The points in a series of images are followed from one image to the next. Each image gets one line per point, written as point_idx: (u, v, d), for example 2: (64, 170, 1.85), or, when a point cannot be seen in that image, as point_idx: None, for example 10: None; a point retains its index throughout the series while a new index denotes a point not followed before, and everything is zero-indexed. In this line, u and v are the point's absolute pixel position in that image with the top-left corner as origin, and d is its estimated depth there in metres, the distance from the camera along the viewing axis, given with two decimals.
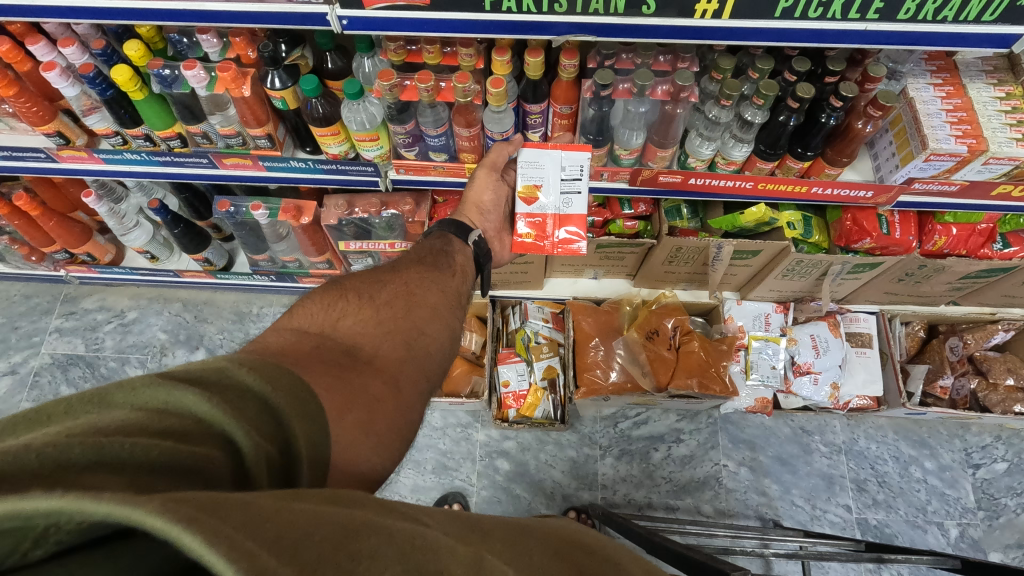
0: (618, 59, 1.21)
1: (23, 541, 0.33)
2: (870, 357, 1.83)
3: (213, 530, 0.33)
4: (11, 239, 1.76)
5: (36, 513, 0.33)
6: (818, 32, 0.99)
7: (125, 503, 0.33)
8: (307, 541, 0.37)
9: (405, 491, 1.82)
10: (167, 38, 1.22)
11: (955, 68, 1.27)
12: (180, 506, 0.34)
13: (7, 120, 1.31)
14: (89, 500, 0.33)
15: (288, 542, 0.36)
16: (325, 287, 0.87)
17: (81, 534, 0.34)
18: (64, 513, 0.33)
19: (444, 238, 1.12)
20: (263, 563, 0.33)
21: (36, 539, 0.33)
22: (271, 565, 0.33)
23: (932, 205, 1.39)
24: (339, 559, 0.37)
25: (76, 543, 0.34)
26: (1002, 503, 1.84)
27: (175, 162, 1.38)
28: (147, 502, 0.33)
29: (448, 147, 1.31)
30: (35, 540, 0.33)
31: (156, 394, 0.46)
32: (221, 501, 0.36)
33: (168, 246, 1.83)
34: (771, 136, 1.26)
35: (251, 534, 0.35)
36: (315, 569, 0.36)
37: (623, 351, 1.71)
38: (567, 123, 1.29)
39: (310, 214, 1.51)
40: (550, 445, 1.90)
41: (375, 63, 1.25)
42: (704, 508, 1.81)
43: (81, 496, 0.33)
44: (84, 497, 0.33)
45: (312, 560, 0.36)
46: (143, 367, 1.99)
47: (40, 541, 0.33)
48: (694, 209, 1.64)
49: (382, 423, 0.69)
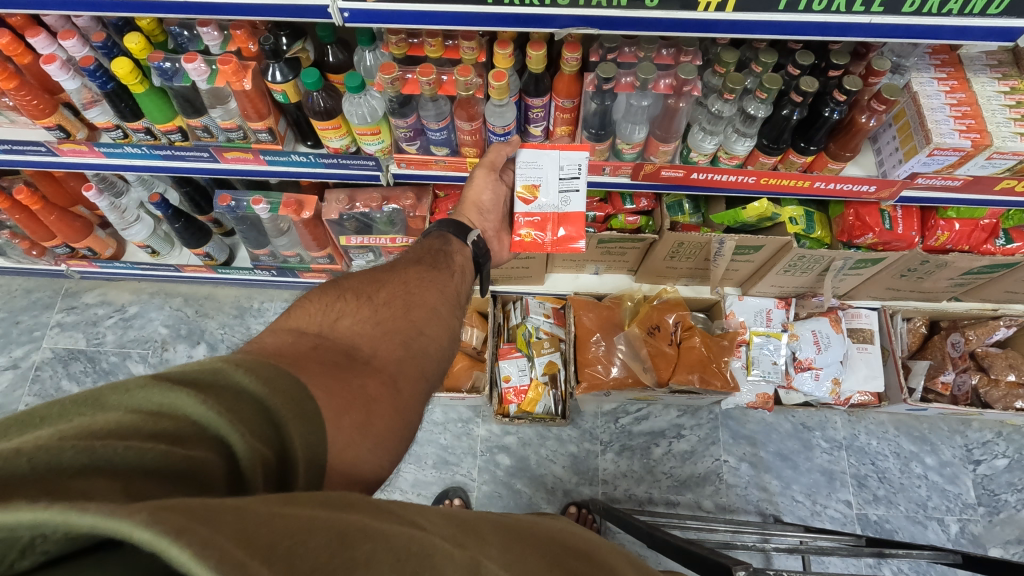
0: (621, 53, 1.19)
1: (9, 551, 0.33)
2: (871, 353, 1.83)
3: (202, 541, 0.31)
4: (11, 233, 1.75)
5: (19, 525, 0.32)
6: (823, 25, 0.98)
7: (110, 514, 0.31)
8: (301, 548, 0.36)
9: (405, 486, 1.82)
10: (167, 31, 1.21)
11: (959, 62, 1.27)
12: (168, 515, 0.32)
13: (6, 113, 1.31)
14: (75, 512, 0.32)
15: (282, 551, 0.35)
16: (323, 286, 0.86)
17: (67, 544, 0.34)
18: (47, 525, 0.32)
19: (443, 238, 1.11)
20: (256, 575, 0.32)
21: (23, 549, 0.33)
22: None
23: (935, 201, 1.39)
24: (333, 566, 0.36)
25: (64, 553, 0.34)
26: (1002, 499, 1.84)
27: (176, 156, 1.38)
28: (134, 513, 0.31)
29: (450, 142, 1.30)
30: (22, 549, 0.33)
31: (151, 396, 0.45)
32: (210, 509, 0.35)
33: (169, 241, 1.83)
34: (774, 130, 1.25)
35: (243, 543, 0.34)
36: None
37: (624, 347, 1.70)
38: (569, 117, 1.28)
39: (310, 208, 1.51)
40: (551, 440, 1.90)
41: (377, 57, 1.23)
42: (703, 503, 1.81)
43: (66, 507, 0.32)
44: (70, 509, 0.32)
45: (305, 569, 0.35)
46: (144, 361, 1.99)
47: (26, 551, 0.33)
48: (696, 204, 1.62)
49: (380, 424, 0.69)
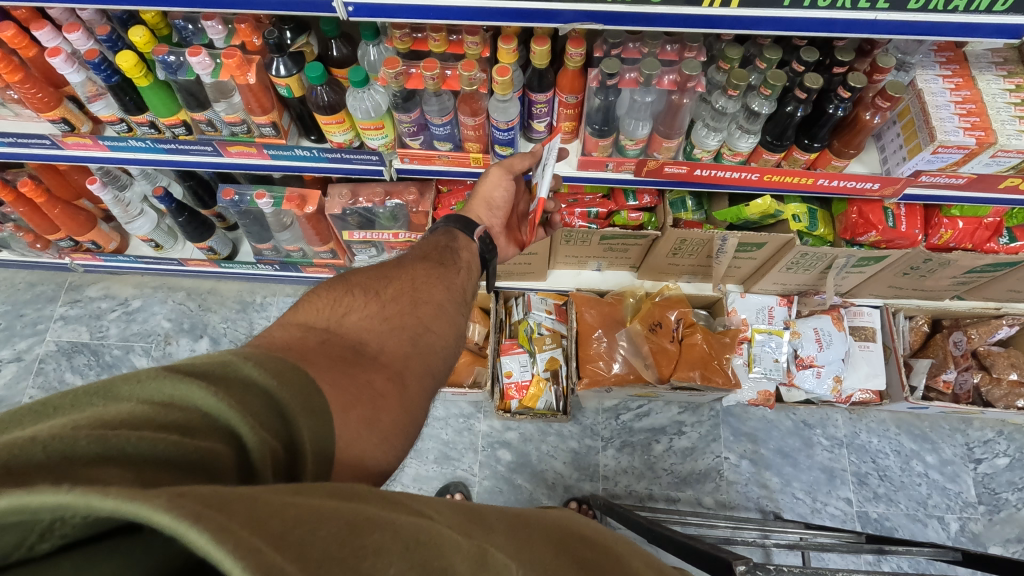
0: (624, 49, 1.20)
1: (29, 534, 0.33)
2: (873, 351, 1.83)
3: (220, 527, 0.32)
4: (16, 227, 1.76)
5: (41, 508, 0.32)
6: (828, 22, 0.98)
7: (131, 498, 0.32)
8: (311, 537, 0.36)
9: (407, 481, 1.83)
10: (172, 24, 1.22)
11: (965, 59, 1.26)
12: (186, 502, 0.33)
13: (11, 106, 1.30)
14: (96, 496, 0.33)
15: (294, 539, 0.36)
16: (331, 282, 0.87)
17: (86, 528, 0.34)
18: (69, 508, 0.32)
19: (449, 234, 1.11)
20: (271, 560, 0.33)
21: (42, 532, 0.33)
22: (278, 565, 0.33)
23: (940, 198, 1.38)
24: (345, 555, 0.37)
25: (82, 536, 0.35)
26: (1003, 498, 1.84)
27: (180, 150, 1.38)
28: (154, 498, 0.32)
29: (453, 136, 1.30)
30: (41, 533, 0.33)
31: (162, 387, 0.46)
32: (226, 497, 0.35)
33: (173, 235, 1.84)
34: (777, 127, 1.25)
35: (257, 531, 0.34)
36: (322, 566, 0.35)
37: (625, 343, 1.71)
38: (573, 113, 1.30)
39: (314, 203, 1.52)
40: (552, 436, 1.91)
41: (381, 51, 1.25)
42: (704, 500, 1.82)
43: (87, 491, 0.33)
44: (91, 493, 0.32)
45: (317, 558, 0.35)
46: (147, 355, 2.00)
47: (46, 535, 0.34)
48: (699, 201, 1.64)
49: (387, 419, 0.69)
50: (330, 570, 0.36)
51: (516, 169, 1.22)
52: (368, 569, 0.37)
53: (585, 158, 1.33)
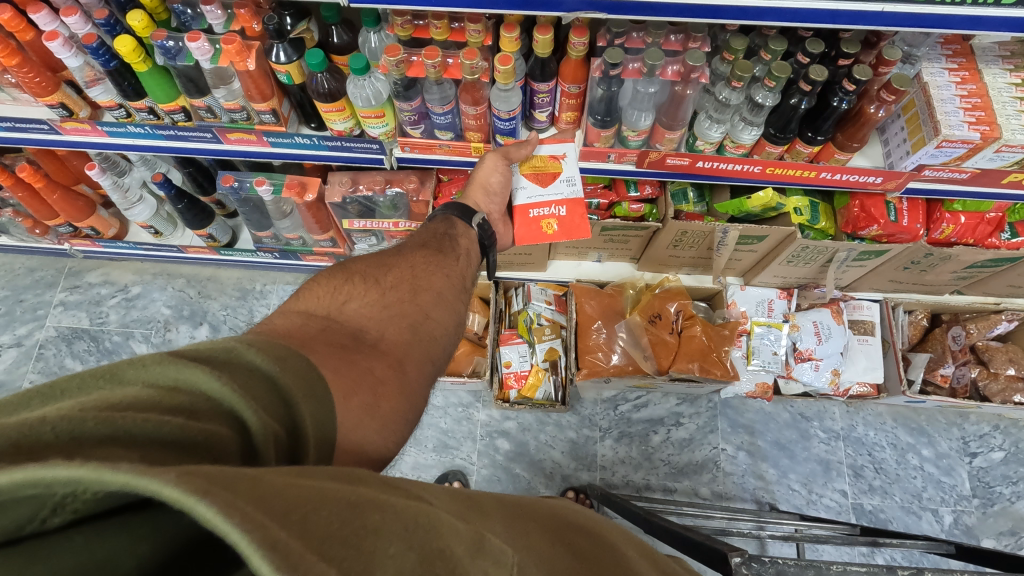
0: (628, 38, 1.19)
1: (41, 509, 0.34)
2: (872, 344, 1.84)
3: (227, 502, 0.32)
4: (14, 212, 1.74)
5: (54, 482, 0.33)
6: (834, 13, 0.97)
7: (142, 473, 0.32)
8: (314, 515, 0.36)
9: (406, 469, 1.84)
10: (169, 8, 1.21)
11: (971, 53, 1.25)
12: (194, 478, 0.33)
13: (9, 90, 1.29)
14: (107, 470, 0.33)
15: (297, 516, 0.35)
16: (330, 269, 0.87)
17: (97, 503, 0.34)
18: (80, 482, 0.32)
19: (448, 221, 1.11)
20: (276, 536, 0.32)
21: (54, 507, 0.34)
22: (283, 541, 0.33)
23: (943, 193, 1.37)
24: (346, 535, 0.37)
25: (92, 511, 0.35)
26: (997, 491, 1.86)
27: (179, 136, 1.36)
28: (163, 473, 0.32)
29: (454, 126, 1.29)
30: (53, 507, 0.34)
31: (167, 371, 0.46)
32: (232, 476, 0.35)
33: (172, 222, 1.82)
34: (781, 119, 1.24)
35: (263, 507, 0.34)
36: (325, 543, 0.35)
37: (625, 334, 1.71)
38: (575, 103, 1.28)
39: (314, 190, 1.51)
40: (550, 426, 1.91)
41: (382, 38, 1.24)
42: (701, 490, 1.83)
43: (99, 465, 0.33)
44: (101, 468, 0.33)
45: (319, 535, 0.35)
46: (147, 342, 2.00)
47: (58, 510, 0.34)
48: (700, 192, 1.64)
49: (387, 405, 0.69)
50: (332, 548, 0.35)
51: (511, 156, 1.21)
52: (368, 548, 0.37)
53: (587, 149, 1.31)
